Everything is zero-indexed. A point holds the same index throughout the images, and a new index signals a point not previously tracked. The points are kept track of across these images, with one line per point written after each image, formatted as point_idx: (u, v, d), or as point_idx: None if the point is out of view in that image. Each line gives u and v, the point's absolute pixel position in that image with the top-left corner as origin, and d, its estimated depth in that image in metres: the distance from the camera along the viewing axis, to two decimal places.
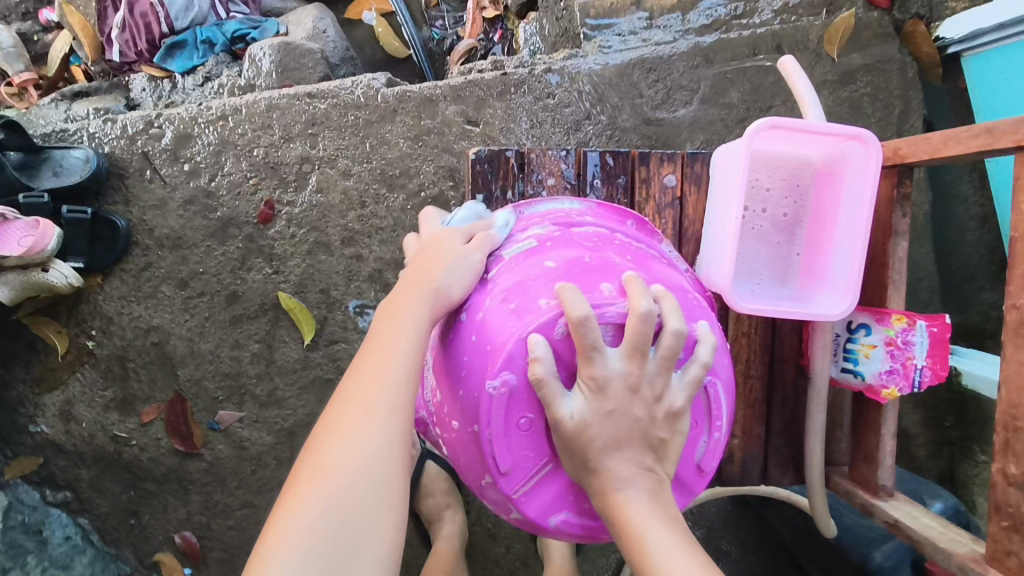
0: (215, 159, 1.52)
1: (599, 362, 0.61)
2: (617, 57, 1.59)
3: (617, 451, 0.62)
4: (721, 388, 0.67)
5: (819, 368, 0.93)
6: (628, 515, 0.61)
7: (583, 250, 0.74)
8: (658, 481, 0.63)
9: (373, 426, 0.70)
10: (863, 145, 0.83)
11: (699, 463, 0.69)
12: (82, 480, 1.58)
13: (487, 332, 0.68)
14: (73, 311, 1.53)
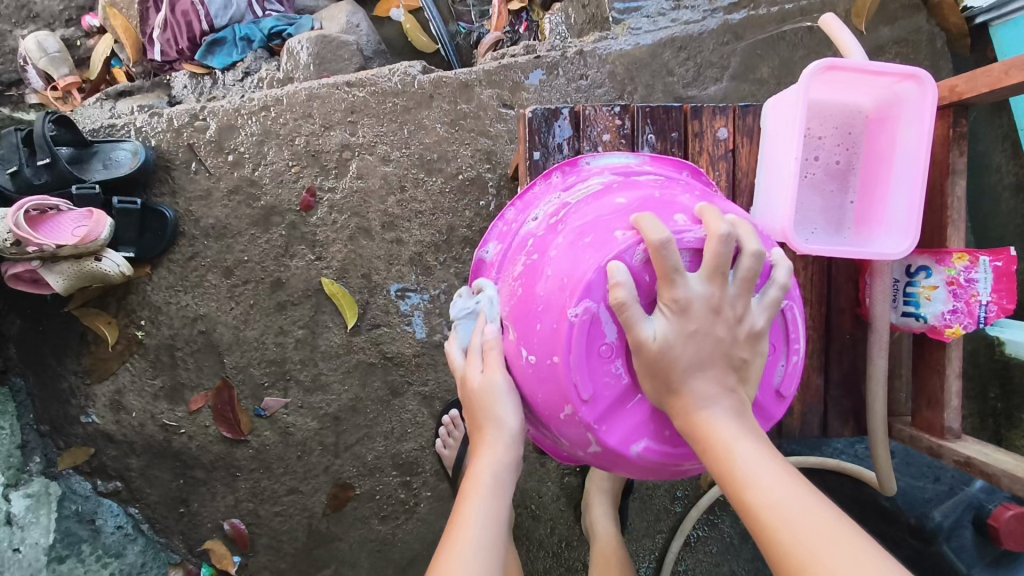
0: (258, 149, 1.55)
1: (679, 286, 0.66)
2: (648, 37, 1.62)
3: (700, 372, 0.68)
4: (798, 311, 0.73)
5: (879, 313, 0.93)
6: (711, 429, 0.66)
7: (651, 188, 0.78)
8: (739, 401, 0.69)
9: None
10: (918, 84, 0.84)
11: (778, 388, 0.75)
12: (132, 469, 1.60)
13: (564, 266, 0.72)
14: (123, 302, 1.56)
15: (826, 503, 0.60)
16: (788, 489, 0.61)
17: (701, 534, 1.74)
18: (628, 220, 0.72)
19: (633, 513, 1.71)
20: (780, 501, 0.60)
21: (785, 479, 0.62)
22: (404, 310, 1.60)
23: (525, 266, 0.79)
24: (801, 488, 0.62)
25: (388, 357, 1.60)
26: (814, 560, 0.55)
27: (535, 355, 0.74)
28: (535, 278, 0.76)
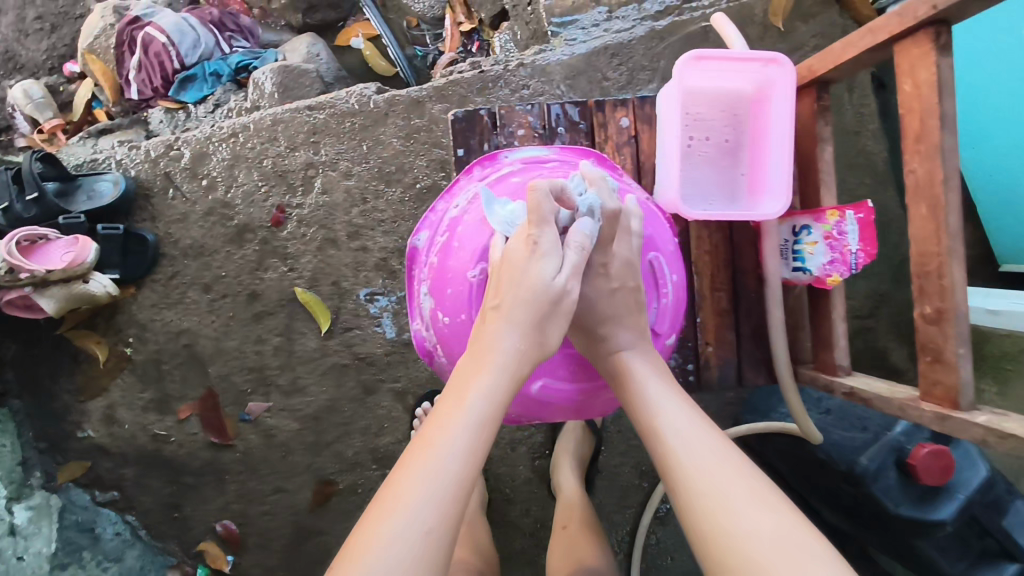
0: (229, 172, 1.69)
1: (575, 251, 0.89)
2: (583, 47, 1.76)
3: (609, 324, 0.92)
4: (663, 262, 0.98)
5: (771, 268, 1.06)
6: (628, 369, 0.89)
7: (537, 172, 0.97)
8: (645, 347, 0.92)
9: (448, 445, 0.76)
10: (780, 66, 0.97)
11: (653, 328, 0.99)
12: (126, 478, 1.71)
13: (466, 244, 0.95)
14: (111, 322, 1.68)
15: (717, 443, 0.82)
16: (687, 428, 0.82)
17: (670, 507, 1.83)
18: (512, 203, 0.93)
19: (603, 491, 1.80)
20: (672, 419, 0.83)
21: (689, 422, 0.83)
22: (373, 312, 1.71)
23: (439, 242, 0.98)
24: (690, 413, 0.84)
25: (361, 357, 1.71)
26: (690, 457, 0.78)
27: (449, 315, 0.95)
28: (447, 253, 0.96)
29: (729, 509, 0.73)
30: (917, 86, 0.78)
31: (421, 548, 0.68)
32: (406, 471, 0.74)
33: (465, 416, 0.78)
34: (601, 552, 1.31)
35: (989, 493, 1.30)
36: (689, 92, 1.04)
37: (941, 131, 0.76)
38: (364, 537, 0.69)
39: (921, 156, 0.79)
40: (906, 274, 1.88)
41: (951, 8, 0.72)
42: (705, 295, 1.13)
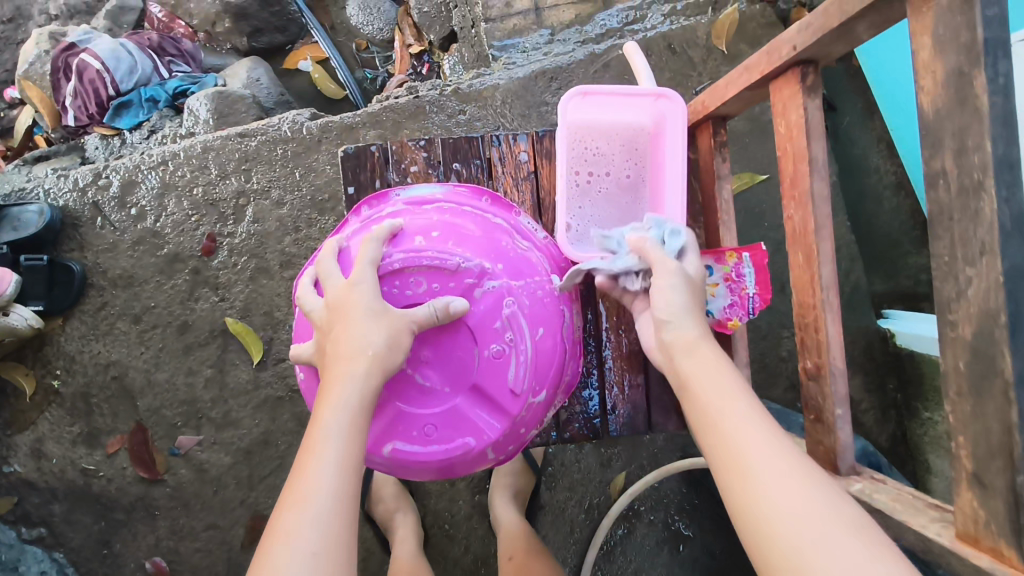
0: (159, 201, 1.66)
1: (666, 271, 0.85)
2: (521, 71, 1.73)
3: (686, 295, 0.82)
4: (522, 313, 0.83)
5: None
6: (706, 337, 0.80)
7: (397, 213, 0.90)
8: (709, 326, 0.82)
9: (318, 466, 0.69)
10: (672, 102, 0.94)
11: (513, 387, 0.82)
12: (55, 515, 1.66)
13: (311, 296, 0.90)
14: (39, 354, 1.64)
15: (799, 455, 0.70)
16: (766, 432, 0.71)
17: (618, 543, 1.77)
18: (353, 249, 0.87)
19: (547, 526, 1.74)
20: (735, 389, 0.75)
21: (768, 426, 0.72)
22: None
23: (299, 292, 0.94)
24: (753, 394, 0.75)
25: (295, 389, 1.67)
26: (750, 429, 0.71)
27: (302, 372, 0.90)
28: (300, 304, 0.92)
29: (801, 537, 0.61)
30: (789, 128, 0.74)
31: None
32: (280, 508, 0.67)
33: (331, 432, 0.71)
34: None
35: None
36: (584, 128, 1.01)
37: (810, 177, 0.72)
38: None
39: (796, 202, 0.75)
40: (860, 299, 1.83)
41: (810, 49, 0.68)
42: (611, 336, 1.08)
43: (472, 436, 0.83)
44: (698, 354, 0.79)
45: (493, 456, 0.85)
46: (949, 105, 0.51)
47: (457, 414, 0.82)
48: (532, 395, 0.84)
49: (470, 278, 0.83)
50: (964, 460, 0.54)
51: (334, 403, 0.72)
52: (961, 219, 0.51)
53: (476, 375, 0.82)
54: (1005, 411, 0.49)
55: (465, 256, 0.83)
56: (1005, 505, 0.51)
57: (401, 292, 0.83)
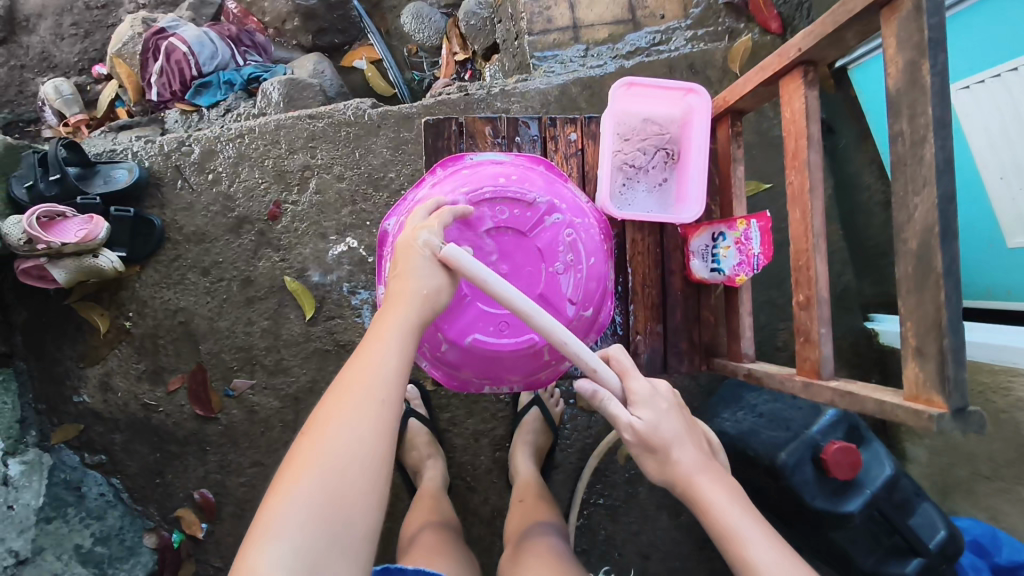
0: (234, 169, 1.88)
1: (632, 382, 0.97)
2: (558, 79, 1.97)
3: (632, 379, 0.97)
4: (581, 242, 1.11)
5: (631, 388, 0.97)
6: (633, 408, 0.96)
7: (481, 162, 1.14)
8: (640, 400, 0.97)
9: (356, 416, 0.80)
10: (700, 97, 1.18)
11: (571, 297, 1.12)
12: (115, 443, 1.85)
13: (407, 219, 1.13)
14: (115, 297, 1.84)
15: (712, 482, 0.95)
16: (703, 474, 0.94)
17: (621, 505, 1.95)
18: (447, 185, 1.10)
19: (559, 484, 1.93)
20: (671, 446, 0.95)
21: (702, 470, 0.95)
22: (355, 304, 1.87)
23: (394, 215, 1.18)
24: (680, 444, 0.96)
25: (340, 344, 1.87)
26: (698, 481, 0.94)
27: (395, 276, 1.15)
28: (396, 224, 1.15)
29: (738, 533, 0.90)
30: (793, 114, 0.97)
31: (348, 475, 0.76)
32: (318, 442, 0.78)
33: (376, 373, 0.84)
34: (549, 517, 1.48)
35: (896, 493, 1.44)
36: (625, 115, 1.24)
37: (808, 150, 0.94)
38: (297, 465, 0.76)
39: (796, 170, 0.97)
40: (850, 301, 2.04)
41: (811, 50, 0.90)
42: (637, 290, 1.29)
43: (536, 334, 1.13)
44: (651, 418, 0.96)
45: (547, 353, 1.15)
46: (905, 85, 0.73)
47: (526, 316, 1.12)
48: (583, 306, 1.13)
49: (542, 213, 1.10)
50: (910, 340, 0.76)
51: (378, 360, 0.85)
52: (911, 164, 0.73)
53: (542, 288, 1.11)
54: (937, 295, 0.71)
55: (540, 196, 1.10)
56: (936, 365, 0.72)
57: (490, 217, 1.10)
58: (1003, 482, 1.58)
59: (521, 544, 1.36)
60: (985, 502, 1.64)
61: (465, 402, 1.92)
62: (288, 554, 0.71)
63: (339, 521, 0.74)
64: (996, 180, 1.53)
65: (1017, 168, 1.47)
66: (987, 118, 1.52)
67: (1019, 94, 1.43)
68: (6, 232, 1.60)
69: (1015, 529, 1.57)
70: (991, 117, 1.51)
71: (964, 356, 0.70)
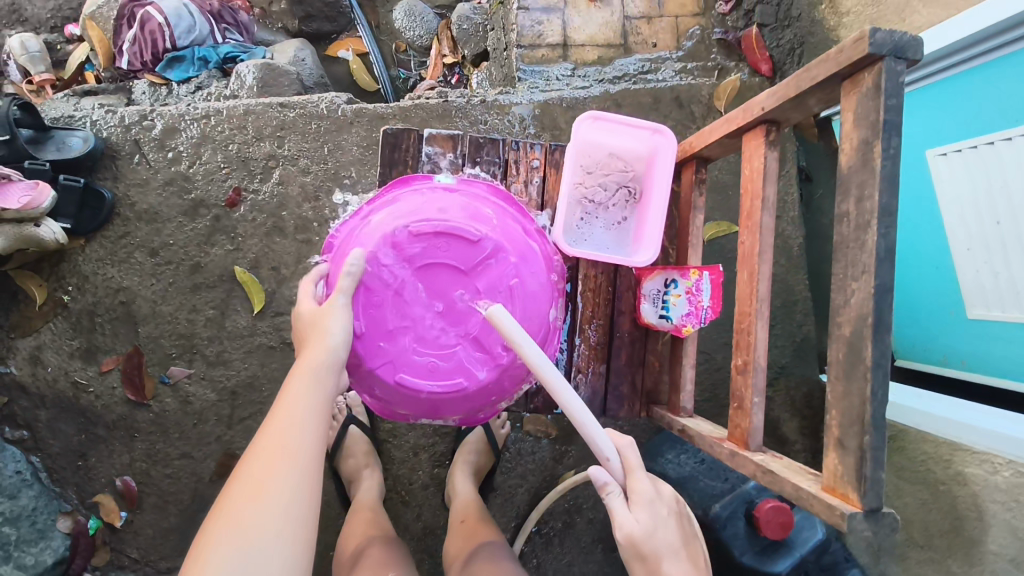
0: (196, 150, 1.81)
1: (637, 482, 0.99)
2: (541, 95, 1.94)
3: (638, 477, 1.00)
4: (528, 287, 1.05)
5: (637, 483, 0.99)
6: (635, 500, 0.98)
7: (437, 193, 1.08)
8: (652, 492, 0.99)
9: (282, 465, 0.82)
10: (666, 138, 1.13)
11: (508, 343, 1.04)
12: (39, 420, 1.78)
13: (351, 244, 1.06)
14: (56, 268, 1.77)
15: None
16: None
17: (555, 534, 1.92)
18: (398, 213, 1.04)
19: (495, 507, 1.89)
20: (659, 548, 0.98)
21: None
22: (303, 303, 1.81)
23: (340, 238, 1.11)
24: (672, 545, 0.99)
25: (286, 342, 1.81)
26: None
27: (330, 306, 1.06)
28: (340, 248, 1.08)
29: None
30: (751, 172, 0.93)
31: (272, 544, 0.77)
32: (238, 498, 0.79)
33: (299, 418, 0.87)
34: (493, 538, 1.48)
35: (824, 557, 1.42)
36: (590, 148, 1.20)
37: (761, 211, 0.90)
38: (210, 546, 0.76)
39: (748, 230, 0.94)
40: (807, 352, 2.02)
41: (775, 110, 0.87)
42: (584, 327, 1.25)
43: (465, 378, 1.05)
44: (653, 518, 0.98)
45: (479, 399, 1.07)
46: (858, 164, 0.70)
47: (457, 359, 1.04)
48: (521, 354, 1.06)
49: (489, 252, 1.04)
50: (834, 429, 0.72)
51: (303, 407, 0.88)
52: (854, 248, 0.70)
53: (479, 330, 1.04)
54: (864, 389, 0.67)
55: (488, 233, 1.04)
56: (854, 461, 0.68)
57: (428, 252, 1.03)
58: (932, 552, 1.57)
59: (470, 568, 1.35)
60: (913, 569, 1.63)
61: None
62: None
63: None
64: (963, 251, 1.52)
65: (984, 243, 1.46)
66: (960, 188, 1.50)
67: (992, 171, 1.41)
68: None
69: None
70: (964, 188, 1.50)
71: (883, 456, 0.67)
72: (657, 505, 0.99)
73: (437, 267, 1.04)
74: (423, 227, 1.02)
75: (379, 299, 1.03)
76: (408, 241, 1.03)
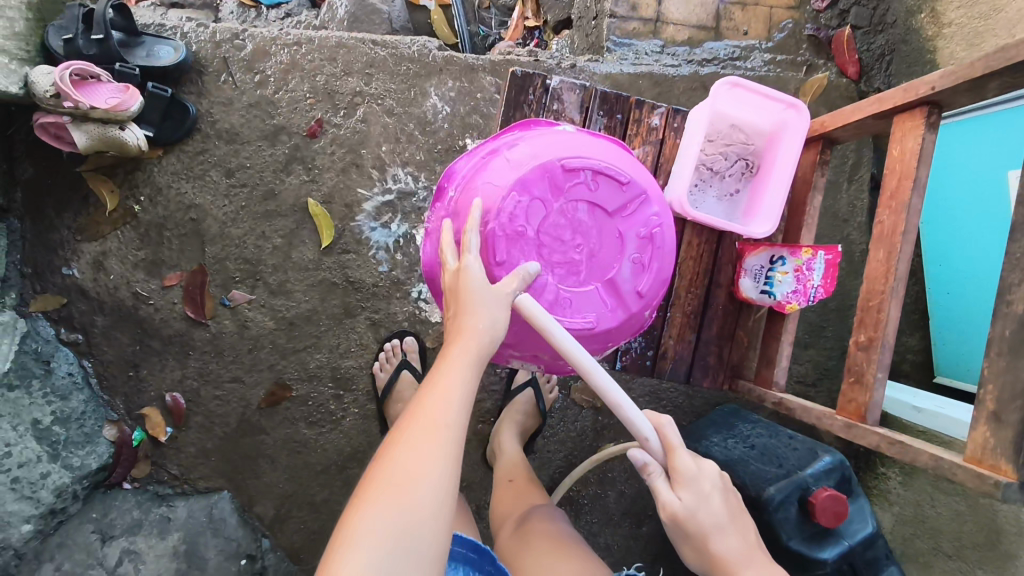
0: (283, 76, 1.79)
1: (679, 461, 1.03)
2: (630, 68, 1.93)
3: (680, 457, 1.04)
4: (666, 234, 1.09)
5: (679, 458, 1.03)
6: (679, 478, 1.03)
7: (578, 133, 1.08)
8: (695, 468, 1.04)
9: (428, 454, 0.81)
10: (799, 114, 1.14)
11: (639, 289, 1.08)
12: (95, 326, 1.77)
13: (493, 171, 1.03)
14: (129, 177, 1.75)
15: (742, 541, 1.07)
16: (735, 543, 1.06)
17: (587, 503, 1.93)
18: (547, 147, 1.03)
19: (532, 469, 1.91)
20: (703, 520, 1.05)
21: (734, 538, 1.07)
22: (372, 243, 1.81)
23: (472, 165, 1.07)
24: (715, 516, 1.06)
25: (350, 280, 1.80)
26: (723, 558, 1.05)
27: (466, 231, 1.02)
28: (478, 175, 1.04)
29: None
30: (902, 152, 0.95)
31: (413, 534, 0.77)
32: (388, 477, 0.80)
33: (445, 402, 0.84)
34: (541, 500, 1.49)
35: (870, 551, 1.44)
36: (717, 116, 1.20)
37: (911, 192, 0.93)
38: (356, 526, 0.78)
39: (890, 210, 0.96)
40: None
41: (945, 92, 0.88)
42: (680, 294, 1.26)
43: (595, 319, 1.05)
44: (698, 493, 1.04)
45: (599, 342, 1.08)
46: None
47: (591, 299, 1.05)
48: (647, 303, 1.09)
49: (634, 195, 1.06)
50: (989, 403, 0.83)
51: (450, 391, 0.85)
52: None
53: (613, 272, 1.06)
54: None
55: (635, 179, 1.06)
56: (1013, 432, 0.80)
57: (579, 189, 1.03)
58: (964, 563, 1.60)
59: (524, 527, 1.37)
60: None
61: None
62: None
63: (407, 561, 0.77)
64: None
65: None
66: None
67: None
68: (33, 81, 1.52)
69: None
70: None
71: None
72: (700, 476, 1.04)
73: (582, 205, 1.04)
74: (577, 163, 1.03)
75: (524, 230, 1.01)
76: (560, 174, 1.03)
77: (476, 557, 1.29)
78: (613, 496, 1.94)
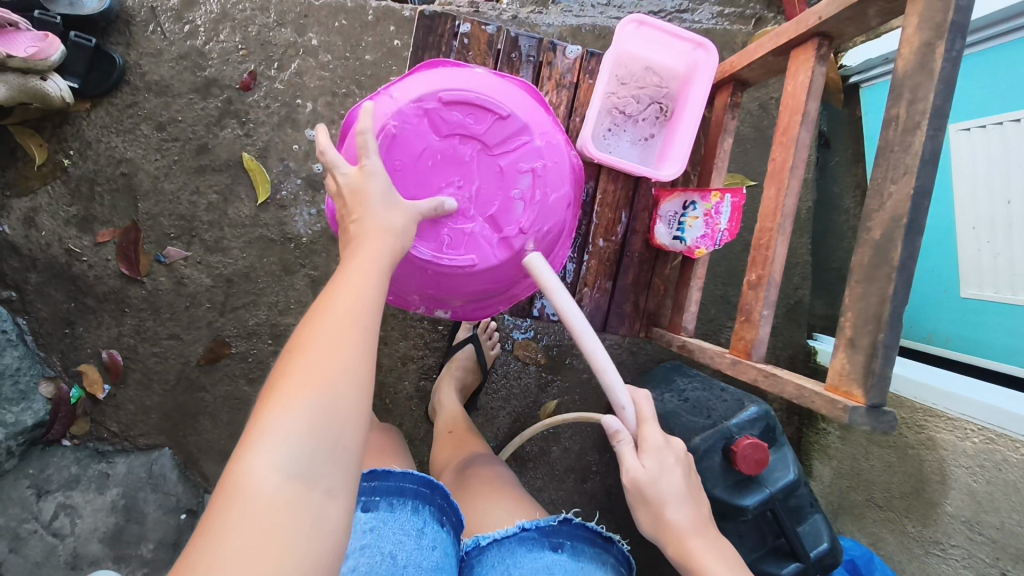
0: (213, 26, 1.75)
1: (648, 430, 1.08)
2: (574, 20, 1.89)
3: (650, 426, 1.09)
4: (549, 169, 1.09)
5: (648, 432, 1.08)
6: (645, 442, 1.07)
7: (463, 65, 1.08)
8: (663, 441, 1.08)
9: (350, 336, 0.73)
10: (707, 54, 1.14)
11: (522, 226, 1.10)
12: (29, 283, 1.74)
13: (375, 107, 1.07)
14: (57, 130, 1.72)
15: (701, 524, 1.07)
16: (691, 519, 1.06)
17: (531, 459, 1.95)
18: (427, 80, 1.05)
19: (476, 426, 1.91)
20: (662, 488, 1.06)
21: (691, 514, 1.06)
22: (308, 199, 1.78)
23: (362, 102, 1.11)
24: (678, 488, 1.07)
25: (288, 237, 1.78)
26: (678, 529, 1.05)
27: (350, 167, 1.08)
28: (364, 112, 1.09)
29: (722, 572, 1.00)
30: (794, 87, 1.00)
31: (333, 410, 0.68)
32: (299, 357, 0.71)
33: (359, 290, 0.78)
34: (482, 449, 1.50)
35: (792, 498, 1.46)
36: (628, 57, 1.20)
37: (800, 126, 0.98)
38: (273, 409, 0.67)
39: (782, 146, 1.01)
40: (798, 316, 2.04)
41: (831, 20, 0.91)
42: (596, 243, 1.25)
43: (476, 257, 1.10)
44: (660, 463, 1.06)
45: (488, 281, 1.13)
46: None
47: (472, 236, 1.10)
48: (533, 240, 1.11)
49: (513, 128, 1.08)
50: (847, 330, 0.87)
51: (364, 283, 0.79)
52: None
53: (494, 210, 1.10)
54: (884, 287, 0.81)
55: (515, 111, 1.07)
56: (862, 357, 0.84)
57: (457, 125, 1.07)
58: (892, 513, 1.62)
59: (465, 472, 1.38)
60: (871, 528, 1.69)
61: (402, 323, 1.87)
62: (273, 492, 0.63)
63: (329, 440, 0.67)
64: (968, 230, 1.47)
65: (991, 222, 1.41)
66: (976, 163, 1.44)
67: (1012, 148, 1.35)
68: None
69: (891, 558, 1.62)
70: (979, 164, 1.44)
71: (892, 355, 0.81)
72: (665, 451, 1.08)
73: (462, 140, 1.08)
74: (454, 97, 1.05)
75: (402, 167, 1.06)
76: (438, 109, 1.06)
77: (427, 493, 1.16)
78: (558, 452, 1.95)
